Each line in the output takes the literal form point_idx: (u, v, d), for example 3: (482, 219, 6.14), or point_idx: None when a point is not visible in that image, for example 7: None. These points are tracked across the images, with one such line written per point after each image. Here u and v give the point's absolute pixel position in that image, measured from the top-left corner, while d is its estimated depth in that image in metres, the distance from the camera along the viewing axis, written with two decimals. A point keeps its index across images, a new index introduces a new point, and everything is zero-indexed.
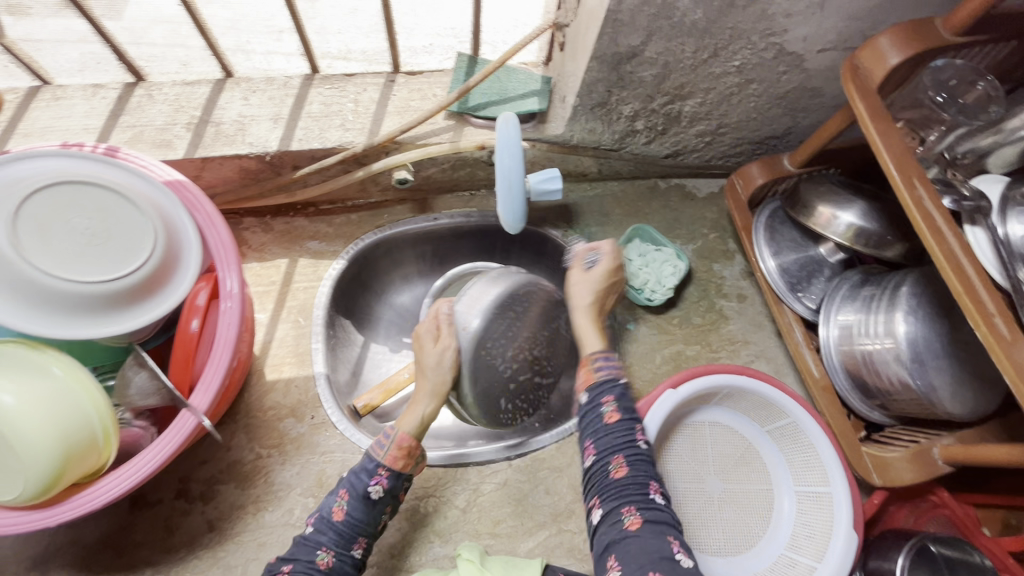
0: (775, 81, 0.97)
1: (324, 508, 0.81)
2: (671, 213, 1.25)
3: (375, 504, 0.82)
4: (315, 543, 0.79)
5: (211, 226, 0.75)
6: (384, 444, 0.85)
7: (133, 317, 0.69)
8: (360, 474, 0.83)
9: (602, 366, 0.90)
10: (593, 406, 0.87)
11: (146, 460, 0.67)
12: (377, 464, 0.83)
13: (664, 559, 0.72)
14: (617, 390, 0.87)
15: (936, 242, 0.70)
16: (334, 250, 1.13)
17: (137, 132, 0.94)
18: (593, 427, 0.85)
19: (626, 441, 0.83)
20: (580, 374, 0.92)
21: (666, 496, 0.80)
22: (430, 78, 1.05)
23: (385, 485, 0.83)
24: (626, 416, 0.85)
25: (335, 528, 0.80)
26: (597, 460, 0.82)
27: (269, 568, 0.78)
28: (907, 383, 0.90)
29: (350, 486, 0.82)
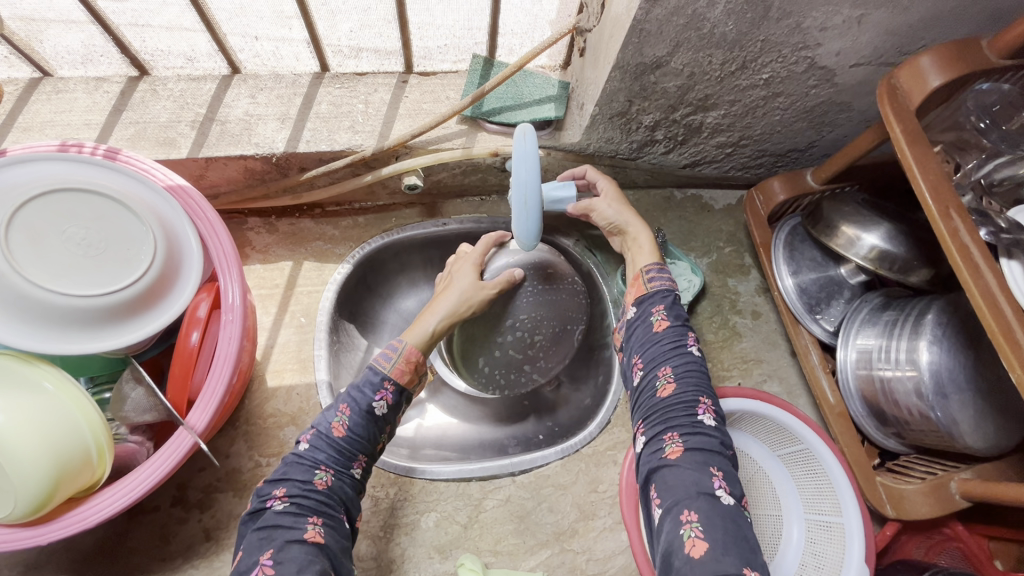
0: (803, 95, 0.93)
1: (321, 425, 0.76)
2: (687, 224, 1.21)
3: (377, 420, 0.78)
4: (311, 461, 0.73)
5: (213, 234, 0.72)
6: (390, 358, 0.81)
7: (131, 330, 0.67)
8: (362, 389, 0.78)
9: (654, 277, 0.88)
10: (642, 317, 0.86)
11: (141, 478, 0.65)
12: (383, 378, 0.79)
13: (700, 493, 0.68)
14: (667, 298, 0.86)
15: (972, 278, 0.66)
16: (339, 253, 1.11)
17: (140, 129, 0.91)
18: (643, 339, 0.84)
19: (677, 350, 0.81)
20: (628, 290, 0.90)
21: (719, 420, 0.77)
22: (444, 81, 1.03)
23: (389, 401, 0.79)
24: (676, 323, 0.83)
25: (333, 445, 0.74)
26: (646, 376, 0.81)
27: (260, 493, 0.71)
28: (927, 414, 0.87)
29: (351, 402, 0.77)
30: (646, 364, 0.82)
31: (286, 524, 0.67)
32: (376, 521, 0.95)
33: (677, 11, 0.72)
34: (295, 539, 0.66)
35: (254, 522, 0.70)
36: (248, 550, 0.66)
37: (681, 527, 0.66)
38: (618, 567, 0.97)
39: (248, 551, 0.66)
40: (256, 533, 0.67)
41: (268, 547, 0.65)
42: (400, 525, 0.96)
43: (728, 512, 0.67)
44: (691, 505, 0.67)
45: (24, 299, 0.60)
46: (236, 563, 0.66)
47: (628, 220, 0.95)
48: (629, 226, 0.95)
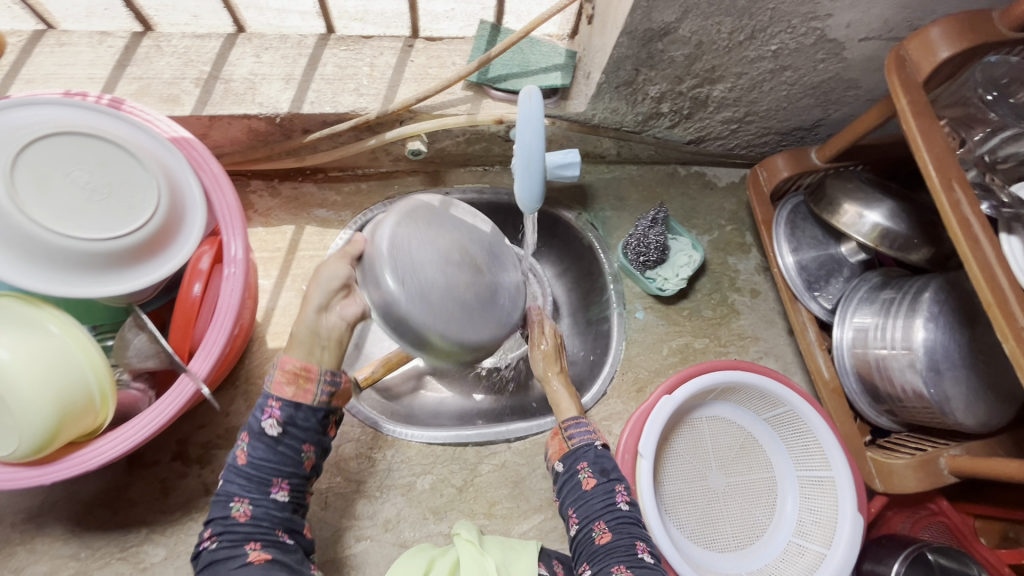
0: (811, 70, 0.93)
1: (227, 458, 0.72)
2: (689, 201, 1.21)
3: (280, 441, 0.72)
4: (226, 496, 0.70)
5: (217, 187, 0.72)
6: (268, 376, 0.73)
7: (133, 278, 0.67)
8: (248, 416, 0.72)
9: (575, 433, 0.87)
10: (570, 474, 0.84)
11: (143, 424, 0.66)
12: (268, 395, 0.72)
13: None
14: (594, 453, 0.84)
15: (972, 250, 0.66)
16: (341, 219, 1.11)
17: (145, 84, 0.91)
18: (573, 496, 0.82)
19: (607, 506, 0.79)
20: (552, 445, 0.90)
21: (655, 556, 0.76)
22: (450, 46, 1.02)
23: (279, 419, 0.71)
24: (604, 479, 0.82)
25: (241, 474, 0.71)
26: (577, 530, 0.79)
27: (197, 536, 0.71)
28: (920, 391, 0.88)
29: (244, 430, 0.72)
30: (576, 517, 0.80)
31: (223, 559, 0.67)
32: (371, 482, 0.97)
33: None
34: (239, 568, 0.67)
35: (196, 564, 0.70)
36: None
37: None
38: None
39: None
40: (198, 574, 0.68)
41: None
42: (397, 487, 0.97)
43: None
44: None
45: (28, 239, 0.61)
46: None
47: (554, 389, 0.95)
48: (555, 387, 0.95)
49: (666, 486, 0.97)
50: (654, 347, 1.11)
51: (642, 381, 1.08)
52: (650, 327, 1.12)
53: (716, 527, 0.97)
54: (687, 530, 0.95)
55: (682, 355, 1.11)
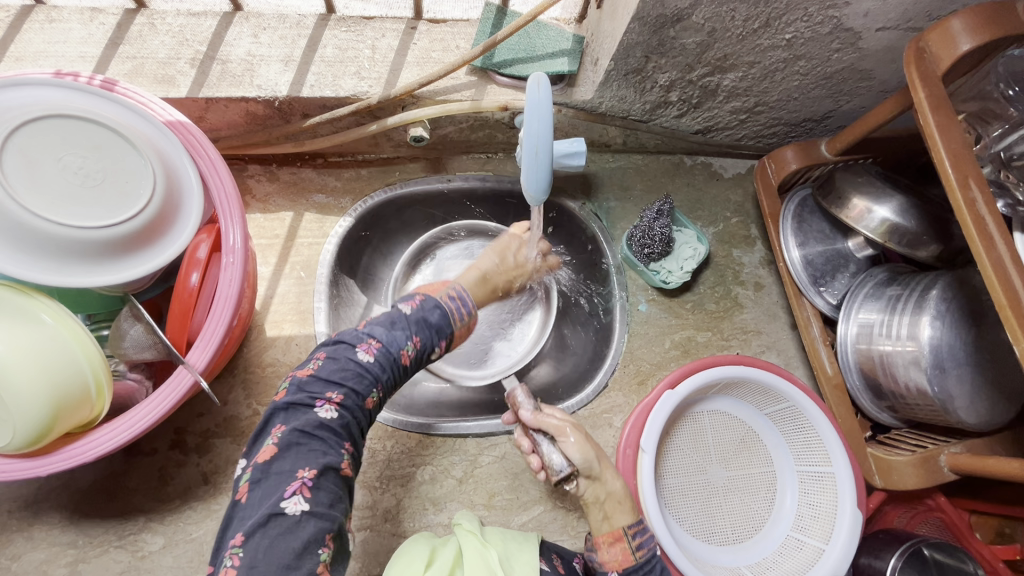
0: (825, 59, 0.90)
1: (393, 343, 0.75)
2: (695, 192, 1.20)
3: (430, 360, 0.81)
4: (372, 379, 0.73)
5: (214, 172, 0.70)
6: (466, 309, 0.84)
7: (129, 267, 0.65)
8: (433, 329, 0.79)
9: (642, 542, 0.80)
10: None
11: (140, 416, 0.65)
12: (449, 330, 0.81)
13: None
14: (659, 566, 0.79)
15: (985, 250, 0.65)
16: (341, 206, 1.09)
17: (138, 64, 0.88)
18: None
19: None
20: (607, 551, 0.79)
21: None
22: (454, 29, 0.99)
23: (445, 349, 0.82)
24: None
25: (396, 370, 0.76)
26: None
27: (310, 388, 0.69)
28: (923, 389, 0.87)
29: (426, 336, 0.78)
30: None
31: (325, 439, 0.68)
32: (371, 473, 0.96)
33: None
34: (332, 466, 0.67)
35: (293, 412, 0.68)
36: (286, 454, 0.65)
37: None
38: None
39: (285, 447, 0.66)
40: (297, 434, 0.67)
41: (308, 463, 0.65)
42: (397, 477, 0.97)
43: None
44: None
45: (19, 227, 0.59)
46: (262, 462, 0.65)
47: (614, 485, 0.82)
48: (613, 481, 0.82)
49: (665, 479, 0.97)
50: (657, 340, 1.10)
51: (643, 374, 1.08)
52: (652, 320, 1.11)
53: (715, 520, 0.97)
54: (686, 523, 0.95)
55: (684, 348, 1.10)
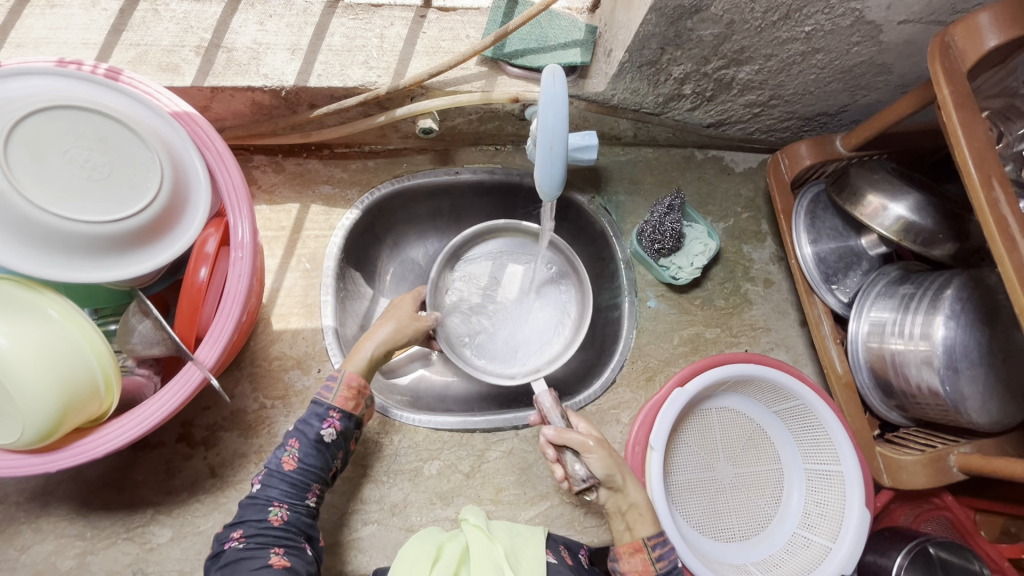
0: (843, 53, 0.89)
1: (271, 463, 0.76)
2: (706, 186, 1.18)
3: (328, 449, 0.79)
4: (265, 498, 0.74)
5: (222, 165, 0.68)
6: (331, 388, 0.81)
7: (136, 262, 0.64)
8: (307, 421, 0.79)
9: (663, 554, 0.79)
10: None
11: (149, 412, 0.64)
12: (327, 407, 0.79)
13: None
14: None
15: (1007, 251, 0.64)
16: (347, 197, 1.07)
17: (142, 51, 0.86)
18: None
19: None
20: (627, 560, 0.79)
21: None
22: (464, 17, 0.97)
23: (337, 428, 0.80)
24: None
25: (286, 478, 0.75)
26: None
27: (220, 536, 0.73)
28: (935, 389, 0.87)
29: (299, 435, 0.77)
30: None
31: (247, 560, 0.70)
32: (378, 467, 0.96)
33: None
34: (261, 567, 0.69)
35: (216, 562, 0.72)
36: None
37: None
38: None
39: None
40: (218, 573, 0.70)
41: None
42: (404, 472, 0.97)
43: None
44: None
45: (25, 220, 0.58)
46: None
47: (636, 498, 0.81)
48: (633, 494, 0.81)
49: (674, 475, 0.96)
50: (665, 336, 1.09)
51: (651, 371, 1.07)
52: (661, 316, 1.10)
53: (722, 517, 0.97)
54: (693, 520, 0.95)
55: (693, 345, 1.10)
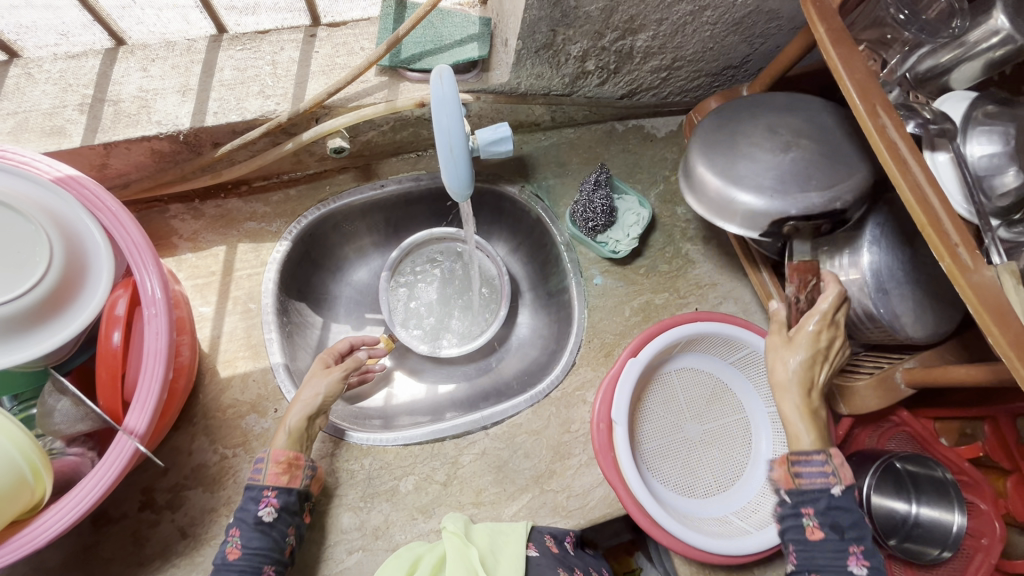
0: (730, 6, 0.90)
1: (218, 557, 0.77)
2: (632, 156, 1.19)
3: (272, 527, 0.79)
4: None
5: (119, 225, 0.66)
6: (261, 469, 0.82)
7: (41, 339, 0.62)
8: (246, 505, 0.80)
9: (806, 474, 0.77)
10: (795, 515, 0.77)
11: (85, 491, 0.62)
12: (261, 488, 0.80)
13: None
14: (826, 501, 0.75)
15: (902, 174, 0.66)
16: (274, 230, 1.05)
17: (22, 119, 0.83)
18: (794, 535, 0.77)
19: (836, 565, 0.73)
20: (772, 468, 0.80)
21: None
22: (355, 30, 0.95)
23: (276, 504, 0.80)
24: (834, 535, 0.74)
25: (234, 567, 0.76)
26: (793, 568, 0.76)
27: None
28: (872, 314, 0.90)
29: (239, 522, 0.79)
30: (796, 557, 0.76)
31: None
32: (353, 494, 0.95)
33: None
34: None
35: None
36: None
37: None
38: (598, 499, 0.99)
39: None
40: None
41: None
42: (380, 493, 0.96)
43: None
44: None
45: None
46: None
47: (787, 416, 0.80)
48: (789, 402, 0.80)
49: (644, 444, 0.98)
50: (616, 310, 1.10)
51: (609, 346, 1.08)
52: (609, 291, 1.11)
53: (697, 474, 0.99)
54: (671, 483, 0.97)
55: (645, 314, 1.11)
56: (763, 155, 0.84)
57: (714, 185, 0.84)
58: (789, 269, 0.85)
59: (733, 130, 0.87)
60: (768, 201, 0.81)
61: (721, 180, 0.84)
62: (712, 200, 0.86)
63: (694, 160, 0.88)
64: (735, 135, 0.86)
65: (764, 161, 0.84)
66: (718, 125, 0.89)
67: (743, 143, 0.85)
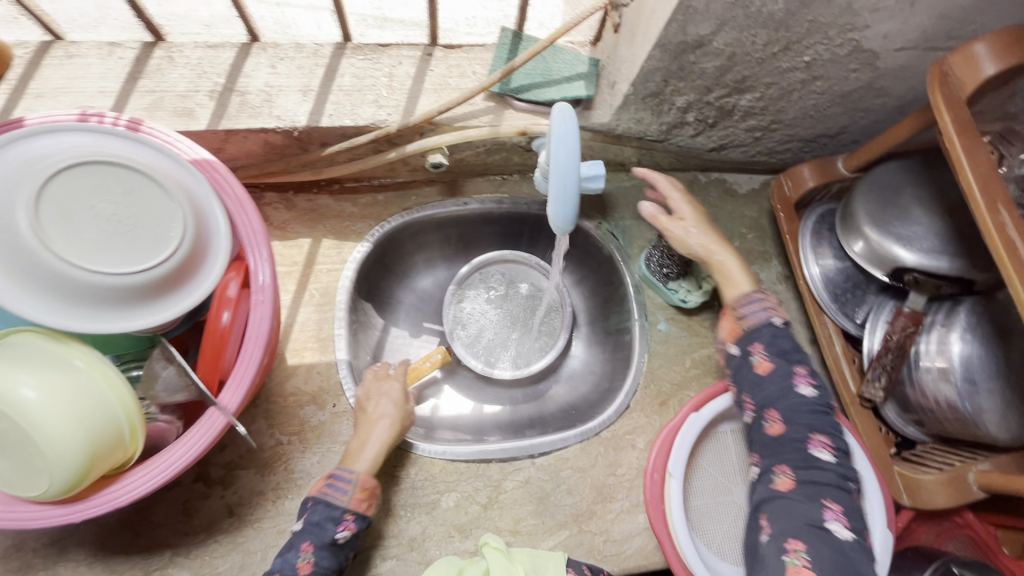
0: (841, 79, 0.91)
1: (285, 569, 0.73)
2: (711, 209, 1.20)
3: (341, 550, 0.78)
4: None
5: (241, 211, 0.72)
6: (344, 489, 0.81)
7: (161, 311, 0.66)
8: (320, 522, 0.78)
9: (750, 309, 0.80)
10: (744, 356, 0.79)
11: (174, 458, 0.65)
12: (343, 510, 0.79)
13: (811, 526, 0.67)
14: (770, 333, 0.78)
15: (1018, 275, 0.64)
16: (358, 231, 1.09)
17: (158, 98, 0.88)
18: (747, 379, 0.78)
19: (785, 390, 0.75)
20: (722, 326, 0.83)
21: (840, 453, 0.73)
22: (469, 54, 0.99)
23: (352, 529, 0.79)
24: (780, 361, 0.76)
25: None
26: (752, 415, 0.78)
27: None
28: (954, 404, 0.88)
29: (312, 538, 0.76)
30: (753, 403, 0.77)
31: None
32: (395, 500, 0.96)
33: None
34: None
35: None
36: None
37: (787, 554, 0.65)
38: (636, 549, 0.98)
39: None
40: None
41: None
42: (421, 505, 0.96)
43: (837, 546, 0.65)
44: (798, 533, 0.66)
45: (58, 277, 0.60)
46: None
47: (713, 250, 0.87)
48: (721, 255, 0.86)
49: (692, 501, 0.96)
50: (677, 359, 1.09)
51: (665, 395, 1.07)
52: (672, 339, 1.11)
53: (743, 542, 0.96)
54: (715, 546, 0.95)
55: (705, 368, 1.09)
56: (922, 218, 0.90)
57: (871, 237, 0.92)
58: (903, 313, 0.93)
59: (894, 186, 0.94)
60: (920, 258, 0.88)
61: (880, 235, 0.91)
62: (869, 252, 0.94)
63: (854, 207, 0.96)
64: (906, 186, 0.93)
65: (919, 219, 0.90)
66: (892, 175, 0.95)
67: (905, 197, 0.92)
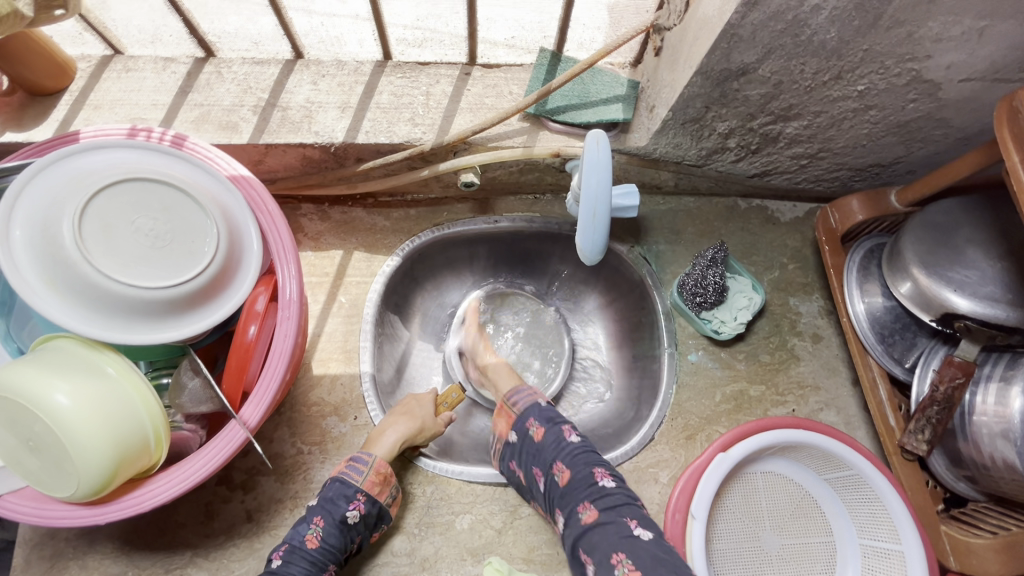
0: (899, 109, 0.86)
1: (294, 539, 0.79)
2: (750, 236, 1.15)
3: (349, 530, 0.83)
4: (285, 575, 0.77)
5: (273, 227, 0.74)
6: (361, 470, 0.86)
7: (190, 322, 0.68)
8: (335, 499, 0.83)
9: (518, 399, 0.96)
10: (523, 434, 0.92)
11: (197, 467, 0.66)
12: (356, 489, 0.84)
13: (622, 538, 0.78)
14: (539, 410, 0.94)
15: None
16: (389, 245, 1.10)
17: (204, 112, 0.92)
18: (530, 453, 0.90)
19: (559, 443, 0.89)
20: (499, 422, 0.97)
21: (617, 477, 0.87)
22: (508, 74, 0.98)
23: (362, 510, 0.84)
24: (547, 425, 0.91)
25: (307, 557, 0.79)
26: (542, 480, 0.88)
27: None
28: (1012, 465, 0.80)
29: (325, 513, 0.82)
30: (538, 471, 0.88)
31: None
32: (409, 519, 0.95)
33: (777, 16, 0.66)
34: None
35: None
36: None
37: (617, 570, 0.75)
38: None
39: None
40: None
41: None
42: (436, 525, 0.95)
43: (651, 550, 0.76)
44: (617, 547, 0.77)
45: (95, 289, 0.62)
46: None
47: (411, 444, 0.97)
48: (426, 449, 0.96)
49: (716, 545, 0.92)
50: (706, 393, 1.05)
51: (692, 429, 1.03)
52: (703, 371, 1.06)
53: None
54: None
55: (737, 403, 1.05)
56: (979, 261, 0.83)
57: (920, 278, 0.87)
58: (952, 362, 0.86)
59: (951, 226, 0.87)
60: (974, 304, 0.82)
61: (931, 278, 0.86)
62: (920, 294, 0.88)
63: (903, 245, 0.91)
64: (962, 226, 0.86)
65: (978, 262, 0.83)
66: (947, 213, 0.89)
67: (961, 238, 0.86)
